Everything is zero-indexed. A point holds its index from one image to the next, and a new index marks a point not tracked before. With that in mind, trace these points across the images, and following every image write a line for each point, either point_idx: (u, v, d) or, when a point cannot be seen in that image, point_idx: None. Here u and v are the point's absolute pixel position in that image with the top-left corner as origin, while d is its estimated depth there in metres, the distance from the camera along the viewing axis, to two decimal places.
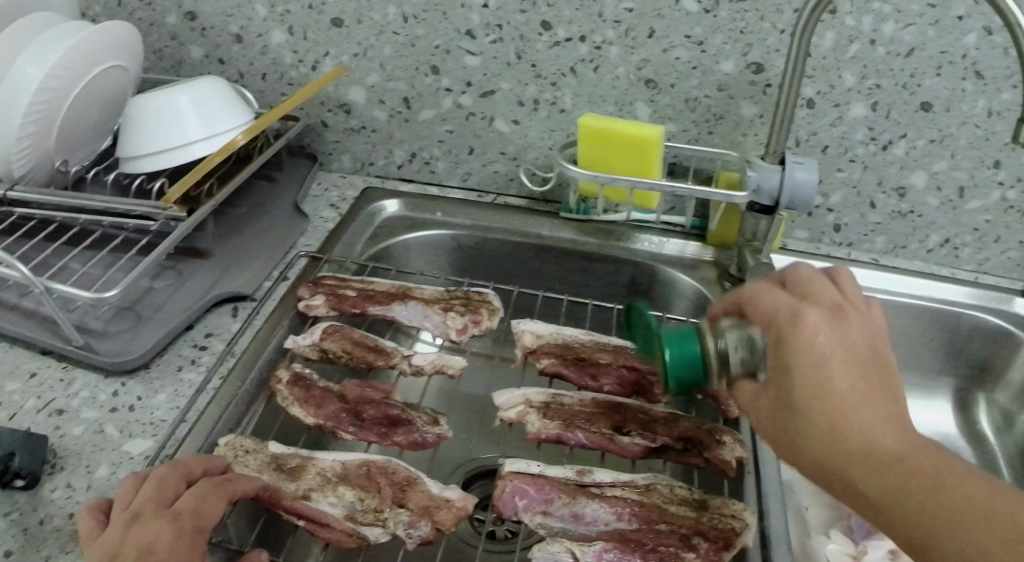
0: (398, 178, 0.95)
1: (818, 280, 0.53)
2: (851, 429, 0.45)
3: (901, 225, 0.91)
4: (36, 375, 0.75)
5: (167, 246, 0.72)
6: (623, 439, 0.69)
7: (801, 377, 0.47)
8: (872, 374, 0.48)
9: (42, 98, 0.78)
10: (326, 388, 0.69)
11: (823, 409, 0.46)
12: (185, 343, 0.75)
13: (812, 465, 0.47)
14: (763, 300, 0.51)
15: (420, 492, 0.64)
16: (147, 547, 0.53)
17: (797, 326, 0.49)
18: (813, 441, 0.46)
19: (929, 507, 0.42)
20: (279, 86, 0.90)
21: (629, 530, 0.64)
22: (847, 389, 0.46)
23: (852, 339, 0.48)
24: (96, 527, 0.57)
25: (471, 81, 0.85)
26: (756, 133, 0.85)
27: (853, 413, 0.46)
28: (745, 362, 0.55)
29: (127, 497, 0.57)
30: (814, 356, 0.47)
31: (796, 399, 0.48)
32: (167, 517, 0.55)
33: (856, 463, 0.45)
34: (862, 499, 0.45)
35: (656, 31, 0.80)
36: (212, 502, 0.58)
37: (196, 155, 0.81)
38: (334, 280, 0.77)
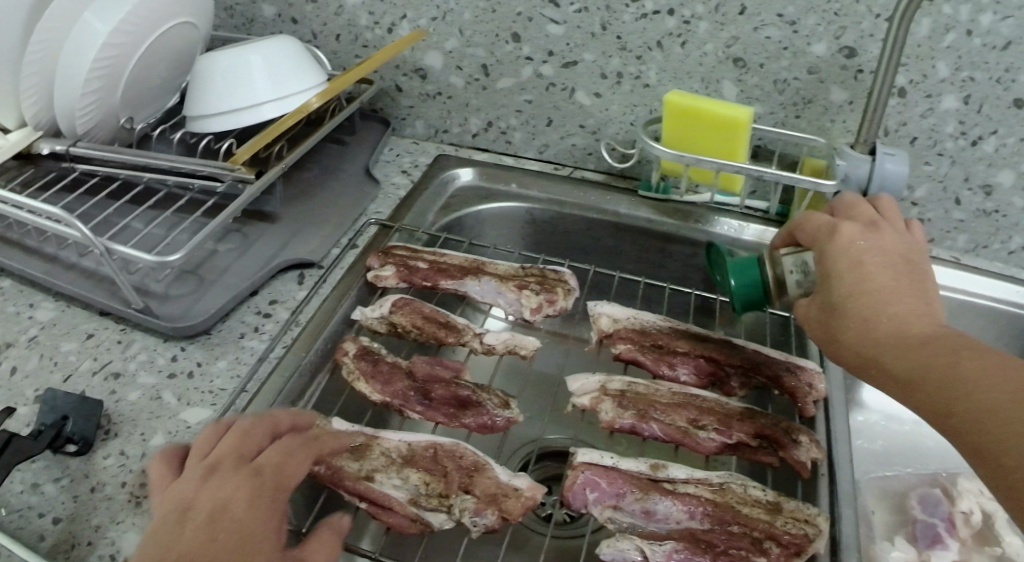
0: (472, 146, 0.92)
1: (862, 207, 0.65)
2: (880, 316, 0.55)
3: (985, 224, 0.86)
4: (93, 336, 0.74)
5: (231, 211, 0.71)
6: (699, 433, 0.66)
7: (842, 277, 0.58)
8: (902, 277, 0.57)
9: (109, 54, 0.77)
10: (394, 363, 0.66)
11: (861, 302, 0.56)
12: (247, 310, 0.74)
13: (852, 354, 0.55)
14: (809, 222, 0.64)
15: (488, 479, 0.61)
16: (224, 501, 0.50)
17: (834, 239, 0.60)
18: (850, 332, 0.56)
19: (948, 378, 0.49)
20: (353, 49, 0.88)
21: (701, 530, 0.61)
22: (880, 284, 0.56)
23: (886, 248, 0.59)
24: (168, 474, 0.54)
25: (553, 50, 0.82)
26: (845, 121, 0.81)
27: (886, 305, 0.55)
28: (800, 283, 0.66)
29: (208, 446, 0.54)
30: (849, 262, 0.58)
31: (837, 298, 0.58)
32: (249, 474, 0.52)
33: (889, 345, 0.53)
34: (893, 380, 0.52)
35: (748, 9, 0.77)
36: (295, 464, 0.55)
37: (267, 115, 0.82)
38: (405, 251, 0.75)
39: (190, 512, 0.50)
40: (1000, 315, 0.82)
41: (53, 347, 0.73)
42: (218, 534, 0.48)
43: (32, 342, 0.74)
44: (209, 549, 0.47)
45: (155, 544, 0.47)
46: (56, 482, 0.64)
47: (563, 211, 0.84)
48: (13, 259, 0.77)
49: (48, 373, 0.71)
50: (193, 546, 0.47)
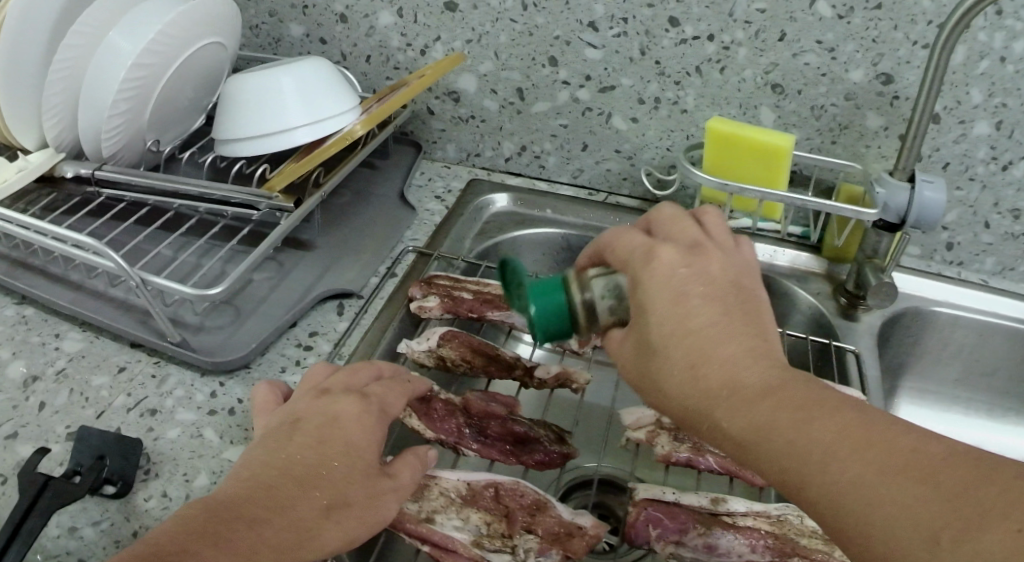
0: (505, 171, 0.91)
1: (682, 219, 0.52)
2: (710, 365, 0.43)
3: (1013, 247, 0.84)
4: (126, 370, 0.71)
5: (268, 244, 0.69)
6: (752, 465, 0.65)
7: (655, 310, 0.46)
8: (735, 310, 0.45)
9: (138, 75, 0.74)
10: (448, 400, 0.65)
11: (682, 345, 0.44)
12: (287, 342, 0.72)
13: (676, 408, 0.45)
14: (619, 243, 0.51)
15: (550, 517, 0.60)
16: (336, 415, 0.57)
17: (648, 261, 0.48)
18: (673, 382, 0.44)
19: (796, 443, 0.39)
20: (383, 70, 0.88)
21: None
22: (704, 320, 0.45)
23: (708, 273, 0.47)
24: (273, 401, 0.62)
25: (591, 74, 0.82)
26: (880, 147, 0.81)
27: (714, 348, 0.44)
28: (614, 310, 0.52)
29: (322, 375, 0.62)
30: (673, 292, 0.46)
31: (655, 337, 0.46)
32: (355, 397, 0.58)
33: (717, 400, 0.43)
34: (733, 442, 0.42)
35: (786, 35, 0.77)
36: (397, 396, 0.61)
37: (300, 140, 0.79)
38: (447, 281, 0.74)
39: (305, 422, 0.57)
40: None
41: (83, 381, 0.70)
42: (326, 440, 0.55)
43: (61, 375, 0.71)
44: (319, 450, 0.54)
45: (277, 441, 0.55)
46: (94, 526, 0.61)
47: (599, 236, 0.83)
48: (39, 288, 0.74)
49: (78, 409, 0.68)
50: (307, 447, 0.55)
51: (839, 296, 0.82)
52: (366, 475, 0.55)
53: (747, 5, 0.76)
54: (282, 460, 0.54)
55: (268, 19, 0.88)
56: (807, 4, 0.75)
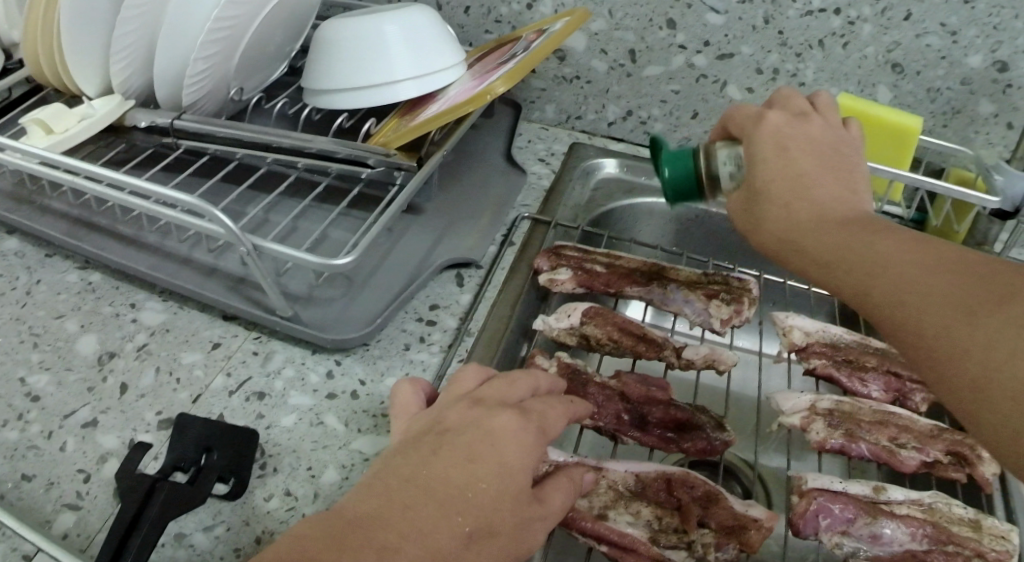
0: (606, 135, 0.83)
1: (797, 97, 0.53)
2: (804, 201, 0.46)
3: None
4: (220, 346, 0.63)
5: (396, 207, 0.60)
6: (901, 452, 0.63)
7: (763, 162, 0.48)
8: (832, 164, 0.48)
9: (230, 15, 0.65)
10: (603, 384, 0.61)
11: (785, 186, 0.47)
12: (406, 316, 0.64)
13: (767, 243, 0.47)
14: (735, 112, 0.54)
15: (723, 510, 0.58)
16: (491, 429, 0.50)
17: (757, 123, 0.50)
18: (769, 217, 0.47)
19: (870, 253, 0.41)
20: (485, 23, 0.77)
21: (922, 552, 0.60)
22: (807, 167, 0.47)
23: (812, 135, 0.49)
24: (415, 401, 0.54)
25: (710, 40, 0.74)
26: (988, 133, 0.77)
27: (809, 189, 0.46)
28: (733, 176, 0.53)
29: (469, 382, 0.54)
30: (777, 143, 0.49)
31: (757, 183, 0.48)
32: (518, 414, 0.51)
33: (806, 231, 0.45)
34: (812, 264, 0.44)
35: (913, 14, 0.71)
36: (556, 414, 0.53)
37: (405, 96, 0.68)
38: (576, 251, 0.66)
39: (454, 432, 0.50)
40: None
41: (173, 359, 0.62)
42: (479, 458, 0.48)
43: (142, 352, 0.63)
44: (469, 470, 0.47)
45: (422, 453, 0.48)
46: (207, 532, 0.53)
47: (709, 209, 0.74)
48: (109, 251, 0.66)
49: (172, 392, 0.60)
50: (458, 464, 0.47)
51: None
52: (515, 503, 0.48)
53: None
54: (429, 478, 0.47)
55: None
56: None
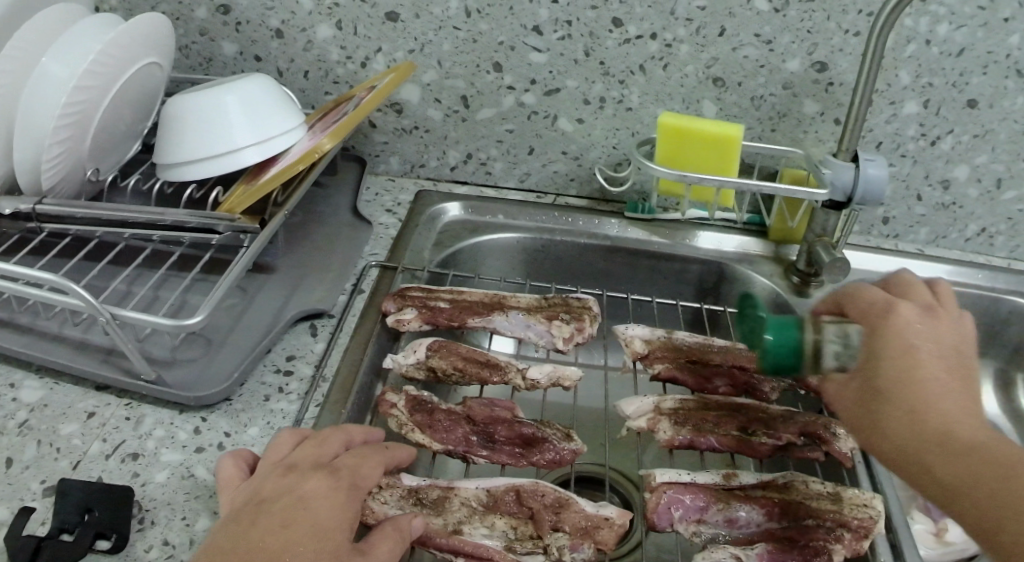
0: (451, 180, 0.86)
1: (917, 286, 0.56)
2: (930, 413, 0.47)
3: (945, 216, 0.90)
4: (96, 415, 0.68)
5: (240, 268, 0.65)
6: (752, 439, 0.66)
7: (889, 367, 0.50)
8: (959, 375, 0.50)
9: (78, 98, 0.71)
10: (450, 411, 0.66)
11: (905, 393, 0.48)
12: (265, 368, 0.68)
13: (889, 451, 0.48)
14: (861, 297, 0.55)
15: (575, 513, 0.63)
16: (302, 493, 0.53)
17: (889, 319, 0.52)
18: (893, 426, 0.48)
19: (1004, 498, 0.43)
20: (324, 86, 0.82)
21: (780, 529, 0.63)
22: (932, 377, 0.49)
23: (941, 335, 0.51)
24: (236, 473, 0.57)
25: (536, 78, 0.78)
26: (817, 131, 0.81)
27: (936, 401, 0.48)
28: (838, 354, 0.57)
29: (286, 449, 0.58)
30: (903, 345, 0.50)
31: (883, 386, 0.49)
32: (326, 473, 0.55)
33: (930, 447, 0.47)
34: (936, 484, 0.46)
35: (726, 30, 0.75)
36: (369, 469, 0.58)
37: (249, 161, 0.73)
38: (420, 291, 0.70)
39: (277, 500, 0.53)
40: (972, 298, 0.87)
41: (51, 431, 0.66)
42: (294, 520, 0.51)
43: (24, 428, 0.67)
44: (285, 534, 0.51)
45: (240, 524, 0.51)
46: None
47: (552, 237, 0.78)
48: None
49: (52, 461, 0.64)
50: (276, 530, 0.51)
51: (791, 276, 0.79)
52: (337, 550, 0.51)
53: (687, 3, 0.73)
54: (247, 547, 0.49)
55: (199, 38, 0.82)
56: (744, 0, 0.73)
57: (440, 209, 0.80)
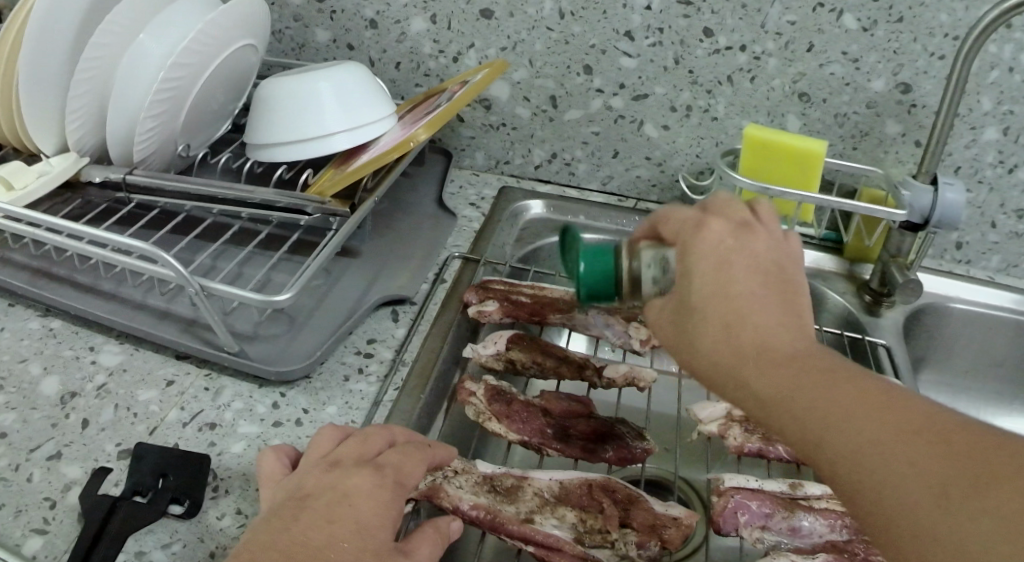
0: (535, 178, 0.87)
1: (734, 203, 0.48)
2: (746, 328, 0.41)
3: (1018, 245, 0.89)
4: (174, 383, 0.69)
5: (328, 251, 0.66)
6: None
7: (699, 279, 0.43)
8: (777, 285, 0.43)
9: (175, 75, 0.72)
10: (527, 403, 0.66)
11: (719, 303, 0.42)
12: (346, 350, 0.69)
13: (707, 370, 0.42)
14: (673, 215, 0.48)
15: (644, 510, 0.63)
16: (342, 489, 0.52)
17: (699, 233, 0.45)
18: (707, 342, 0.42)
19: (824, 409, 0.36)
20: (414, 77, 0.83)
21: (842, 541, 0.64)
22: (747, 292, 0.42)
23: (755, 251, 0.44)
24: (280, 469, 0.57)
25: (625, 83, 0.79)
26: (898, 152, 0.81)
27: (752, 313, 0.41)
28: (657, 281, 0.50)
29: (330, 446, 0.57)
30: (715, 258, 0.43)
31: (695, 299, 0.43)
32: (370, 468, 0.54)
33: (747, 360, 0.40)
34: (754, 400, 0.40)
35: (815, 46, 0.75)
36: (413, 465, 0.56)
37: (339, 147, 0.75)
38: (503, 284, 0.71)
39: (313, 497, 0.52)
40: None
41: (130, 396, 0.68)
42: (337, 516, 0.50)
43: (102, 391, 0.68)
44: (328, 530, 0.49)
45: (282, 519, 0.50)
46: (164, 549, 0.57)
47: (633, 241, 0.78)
48: (73, 298, 0.72)
49: (130, 426, 0.65)
50: (316, 525, 0.49)
51: (862, 293, 0.81)
52: (379, 547, 0.50)
53: (779, 16, 0.74)
54: (285, 544, 0.48)
55: (292, 24, 0.83)
56: (835, 17, 0.74)
57: (522, 206, 0.81)
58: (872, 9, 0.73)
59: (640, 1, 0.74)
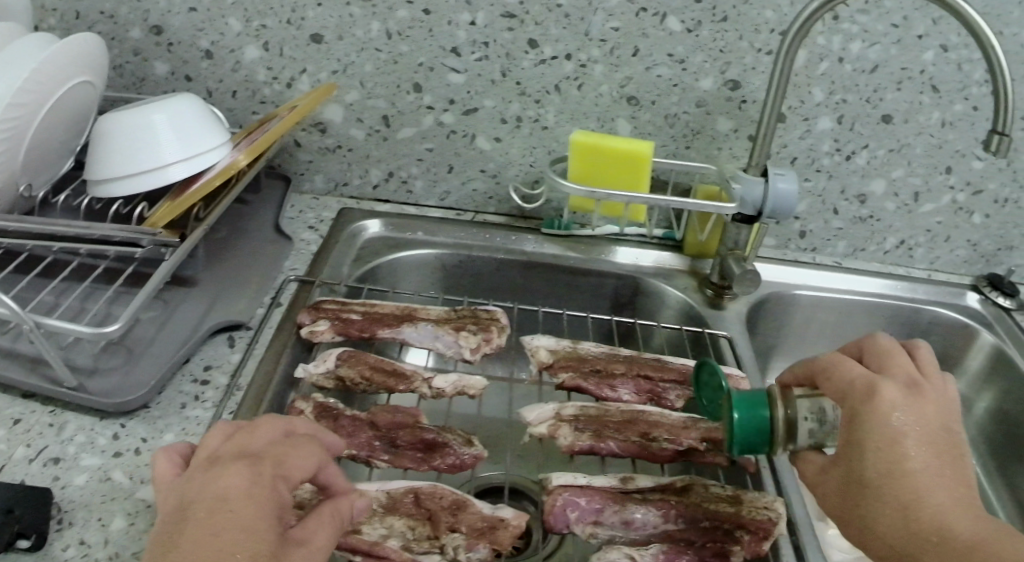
0: (373, 199, 0.86)
1: (896, 350, 0.54)
2: (924, 510, 0.46)
3: (862, 229, 0.93)
4: (21, 421, 0.69)
5: (160, 278, 0.68)
6: (653, 444, 0.63)
7: (869, 459, 0.48)
8: (946, 457, 0.48)
9: (12, 115, 0.73)
10: (355, 417, 0.68)
11: (896, 488, 0.47)
12: (183, 378, 0.70)
13: (880, 544, 0.47)
14: (839, 371, 0.52)
15: (472, 514, 0.65)
16: (220, 493, 0.46)
17: (874, 400, 0.49)
18: (883, 516, 0.47)
19: None
20: (251, 105, 0.85)
21: (678, 531, 0.60)
22: (919, 473, 0.47)
23: (928, 417, 0.49)
24: (172, 469, 0.52)
25: (455, 97, 0.80)
26: (730, 148, 0.83)
27: (924, 495, 0.46)
28: (813, 433, 0.52)
29: (216, 441, 0.52)
30: (891, 433, 0.48)
31: (869, 479, 0.48)
32: (245, 462, 0.48)
33: (928, 545, 0.45)
34: None
35: (640, 50, 0.77)
36: (299, 456, 0.51)
37: (176, 178, 0.76)
38: (335, 304, 0.72)
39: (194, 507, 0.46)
40: (892, 311, 0.90)
41: None
42: (218, 526, 0.44)
43: None
44: (209, 541, 0.43)
45: (162, 537, 0.45)
46: None
47: (469, 253, 0.81)
48: None
49: None
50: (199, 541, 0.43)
51: (705, 289, 0.80)
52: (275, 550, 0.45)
53: (602, 24, 0.76)
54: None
55: (133, 58, 0.84)
56: (658, 21, 0.76)
57: (359, 227, 0.81)
58: (694, 10, 0.75)
59: (463, 18, 0.76)
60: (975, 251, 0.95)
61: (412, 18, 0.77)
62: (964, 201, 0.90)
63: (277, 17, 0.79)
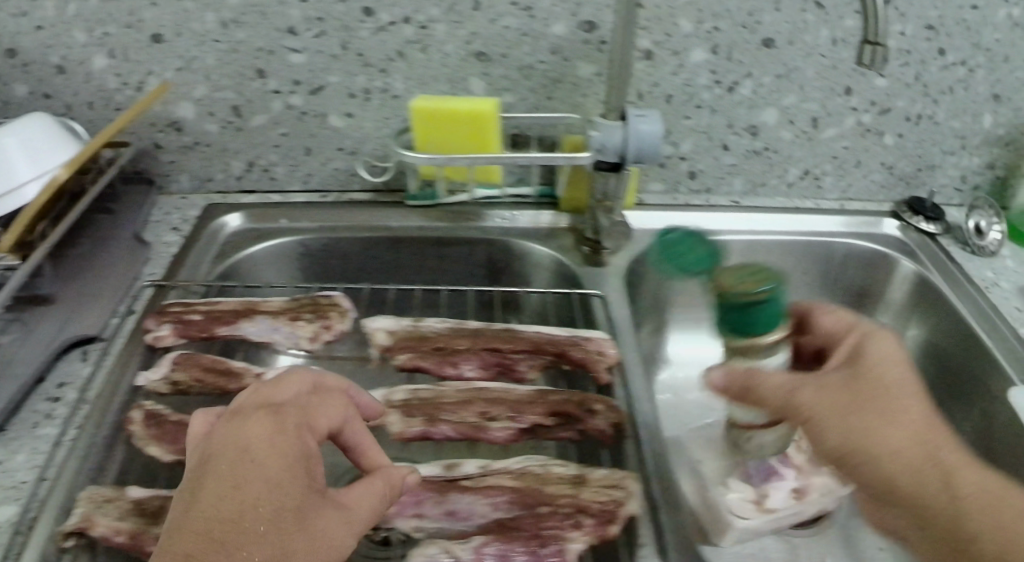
0: (239, 191, 0.84)
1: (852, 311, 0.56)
2: (908, 447, 0.47)
3: (757, 162, 0.87)
4: None
5: (14, 284, 0.63)
6: (490, 425, 0.59)
7: (873, 406, 0.48)
8: (921, 396, 0.49)
9: None
10: (180, 420, 0.62)
11: (893, 427, 0.47)
12: (36, 398, 0.63)
13: (875, 480, 0.48)
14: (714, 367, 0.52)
15: None
16: (246, 444, 0.43)
17: (860, 360, 0.50)
18: (897, 449, 0.47)
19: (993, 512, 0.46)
20: (107, 113, 0.83)
21: (508, 519, 0.54)
22: (926, 419, 0.48)
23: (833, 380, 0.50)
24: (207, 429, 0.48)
25: (300, 79, 0.78)
26: (595, 93, 0.79)
27: (878, 430, 0.47)
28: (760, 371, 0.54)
29: (293, 388, 0.48)
30: (877, 379, 0.49)
31: (896, 411, 0.48)
32: (268, 413, 0.45)
33: (923, 467, 0.47)
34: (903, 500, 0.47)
35: (480, 2, 0.74)
36: (324, 412, 0.48)
37: (31, 197, 0.73)
38: (181, 306, 0.69)
39: (235, 449, 0.43)
40: (798, 248, 0.87)
41: None
42: (241, 477, 0.42)
43: None
44: (234, 495, 0.41)
45: (184, 497, 0.42)
46: None
47: (333, 236, 0.79)
48: None
49: None
50: (222, 488, 0.41)
51: (581, 245, 0.78)
52: (305, 516, 0.42)
53: None
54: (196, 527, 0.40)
55: None
56: None
57: (219, 225, 0.79)
58: None
59: None
60: (890, 175, 0.91)
61: (244, 3, 0.74)
62: (870, 121, 0.86)
63: (116, 22, 0.76)
